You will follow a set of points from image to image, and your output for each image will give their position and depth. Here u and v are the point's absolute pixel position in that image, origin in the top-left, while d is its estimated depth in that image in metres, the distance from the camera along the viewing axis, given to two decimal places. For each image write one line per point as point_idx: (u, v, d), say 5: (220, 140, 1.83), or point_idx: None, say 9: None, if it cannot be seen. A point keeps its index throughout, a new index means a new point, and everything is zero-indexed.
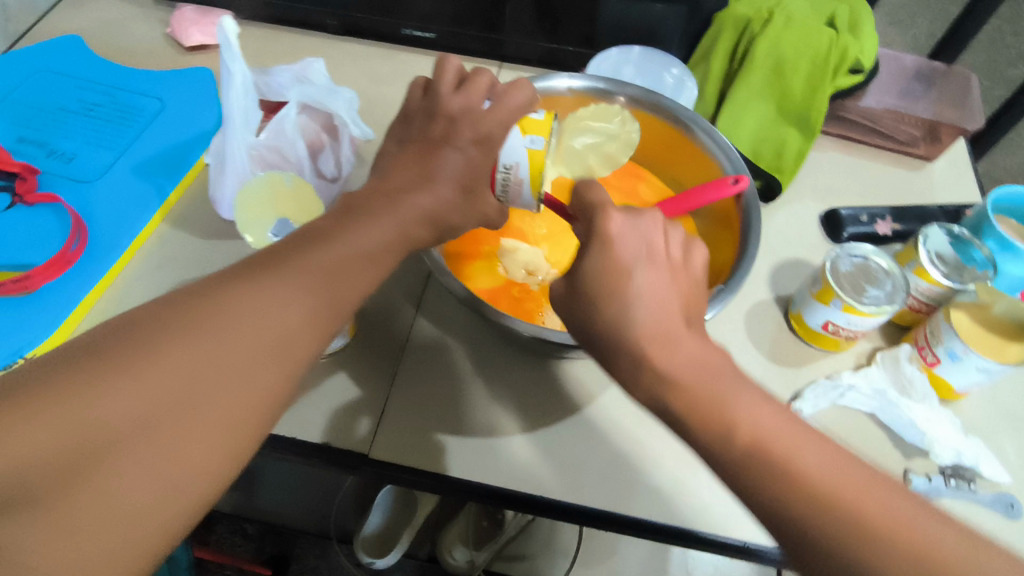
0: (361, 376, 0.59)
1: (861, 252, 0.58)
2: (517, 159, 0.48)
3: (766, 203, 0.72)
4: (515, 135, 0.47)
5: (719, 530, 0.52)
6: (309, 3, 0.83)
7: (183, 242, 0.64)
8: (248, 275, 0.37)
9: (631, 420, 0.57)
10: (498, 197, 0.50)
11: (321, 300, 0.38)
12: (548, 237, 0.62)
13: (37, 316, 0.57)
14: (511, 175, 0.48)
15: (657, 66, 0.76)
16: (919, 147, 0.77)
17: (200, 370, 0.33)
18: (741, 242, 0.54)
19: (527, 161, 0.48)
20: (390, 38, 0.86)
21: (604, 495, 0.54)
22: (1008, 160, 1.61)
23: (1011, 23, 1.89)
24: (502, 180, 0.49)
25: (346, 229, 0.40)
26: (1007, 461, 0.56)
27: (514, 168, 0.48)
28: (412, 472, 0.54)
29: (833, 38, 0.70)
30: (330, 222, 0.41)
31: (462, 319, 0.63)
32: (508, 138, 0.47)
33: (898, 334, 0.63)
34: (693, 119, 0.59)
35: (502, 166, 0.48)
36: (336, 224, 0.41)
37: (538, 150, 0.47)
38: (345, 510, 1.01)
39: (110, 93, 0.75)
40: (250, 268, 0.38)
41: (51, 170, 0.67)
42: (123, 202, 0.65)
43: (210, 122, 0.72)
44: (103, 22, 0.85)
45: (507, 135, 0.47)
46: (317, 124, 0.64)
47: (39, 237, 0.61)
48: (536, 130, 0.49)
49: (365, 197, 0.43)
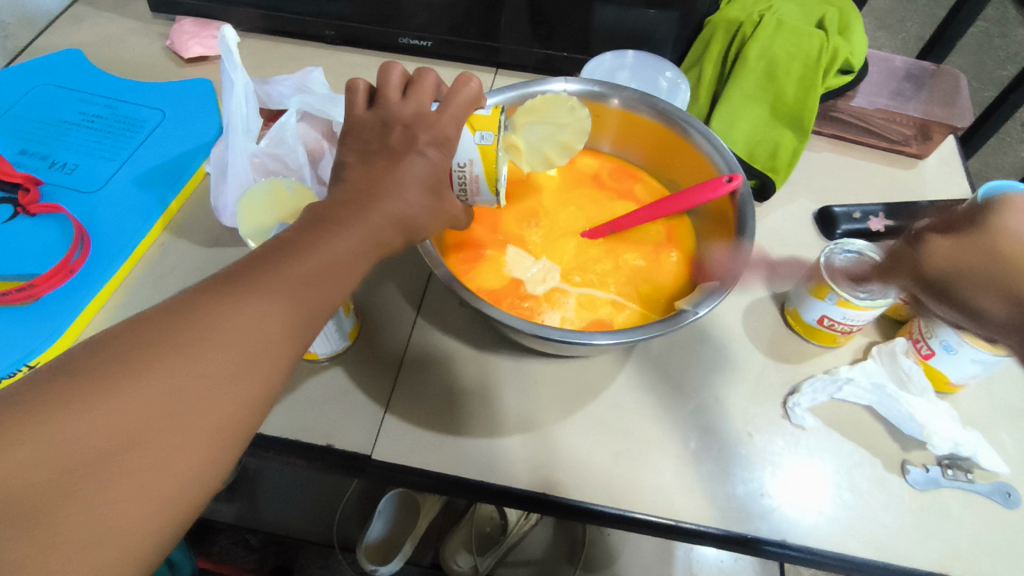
0: (362, 379, 0.59)
1: (855, 248, 0.59)
2: (470, 156, 0.51)
3: (760, 203, 0.73)
4: (465, 133, 0.50)
5: (722, 524, 0.53)
6: (307, 14, 0.84)
7: (185, 250, 0.65)
8: (240, 271, 0.35)
9: (631, 417, 0.58)
10: (458, 194, 0.53)
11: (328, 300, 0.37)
12: (544, 242, 0.63)
13: (42, 324, 0.57)
14: (467, 172, 0.52)
15: (651, 71, 0.77)
16: (911, 145, 0.78)
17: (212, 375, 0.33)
18: (736, 239, 0.54)
19: (479, 157, 0.51)
20: (387, 48, 0.87)
21: (607, 493, 0.54)
22: (1000, 161, 1.63)
23: (999, 26, 1.92)
24: (459, 179, 0.52)
25: (347, 220, 0.39)
26: (1006, 452, 0.57)
27: (469, 165, 0.51)
28: (416, 473, 0.54)
29: (823, 40, 0.72)
30: (323, 216, 0.40)
31: (462, 322, 0.64)
32: (460, 138, 0.50)
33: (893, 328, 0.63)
34: (686, 120, 0.60)
35: (457, 164, 0.51)
36: (333, 215, 0.39)
37: (488, 145, 0.51)
38: (349, 519, 1.02)
39: (111, 106, 0.76)
40: (242, 268, 0.36)
41: (53, 181, 0.67)
42: (125, 212, 0.66)
43: (209, 133, 0.73)
44: (104, 36, 0.86)
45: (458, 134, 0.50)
46: (317, 132, 0.65)
47: (42, 247, 0.62)
48: (486, 124, 0.51)
49: (360, 189, 0.41)
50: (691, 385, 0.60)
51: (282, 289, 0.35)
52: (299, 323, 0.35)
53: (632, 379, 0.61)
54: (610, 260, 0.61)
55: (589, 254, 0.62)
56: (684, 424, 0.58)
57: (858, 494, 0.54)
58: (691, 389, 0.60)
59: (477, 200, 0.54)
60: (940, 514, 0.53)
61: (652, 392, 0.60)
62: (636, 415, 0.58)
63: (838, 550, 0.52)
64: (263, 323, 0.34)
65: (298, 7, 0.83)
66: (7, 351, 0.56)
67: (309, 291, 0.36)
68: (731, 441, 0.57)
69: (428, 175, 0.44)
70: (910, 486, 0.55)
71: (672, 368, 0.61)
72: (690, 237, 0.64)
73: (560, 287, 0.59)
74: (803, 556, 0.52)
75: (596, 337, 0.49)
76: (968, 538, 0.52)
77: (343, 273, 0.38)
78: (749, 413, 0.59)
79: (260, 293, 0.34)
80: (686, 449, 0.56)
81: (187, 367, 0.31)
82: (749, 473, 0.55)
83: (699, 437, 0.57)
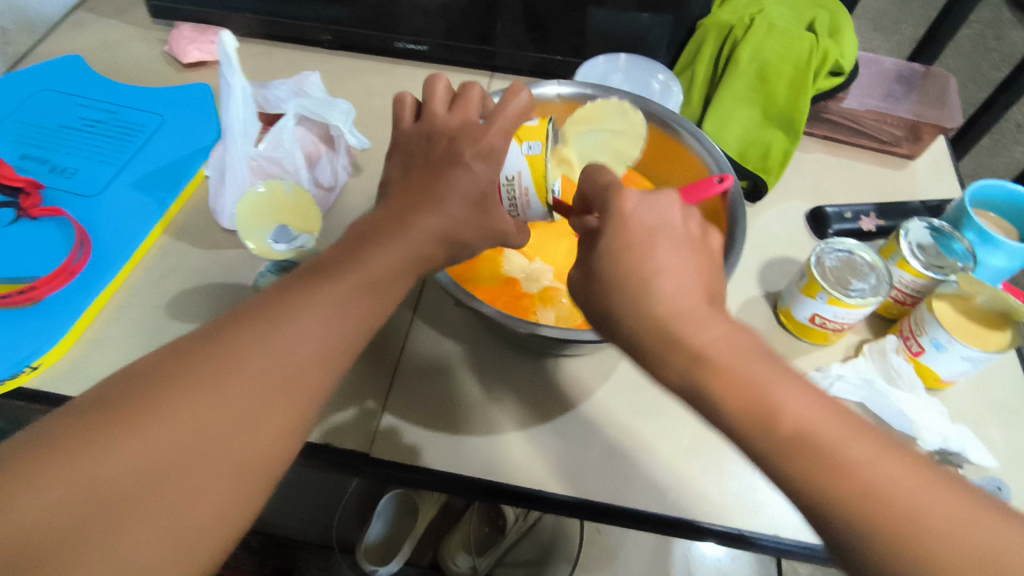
0: (360, 379, 0.60)
1: (846, 246, 0.60)
2: (518, 168, 0.52)
3: (753, 203, 0.74)
4: (515, 146, 0.51)
5: (716, 519, 0.53)
6: (305, 19, 0.85)
7: (185, 252, 0.66)
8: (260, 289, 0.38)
9: (626, 415, 0.59)
10: (508, 210, 0.54)
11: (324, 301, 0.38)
12: (538, 243, 0.63)
13: (44, 326, 0.58)
14: (515, 184, 0.52)
15: (644, 74, 0.78)
16: (901, 146, 0.79)
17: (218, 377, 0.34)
18: (728, 238, 0.55)
19: (528, 168, 0.52)
20: (384, 53, 0.88)
21: (603, 489, 0.54)
22: (994, 162, 1.64)
23: (992, 29, 1.93)
24: (510, 194, 0.53)
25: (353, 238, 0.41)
26: (996, 449, 0.57)
27: (516, 177, 0.52)
28: (414, 470, 0.55)
29: (813, 42, 0.73)
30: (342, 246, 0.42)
31: (458, 322, 0.65)
32: (510, 149, 0.51)
33: (885, 327, 0.64)
34: (678, 122, 0.61)
35: (505, 177, 0.52)
36: (347, 247, 0.41)
37: (536, 156, 0.52)
38: (347, 520, 1.02)
39: (112, 111, 0.77)
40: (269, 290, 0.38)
41: (54, 185, 0.68)
42: (126, 215, 0.67)
43: (209, 137, 0.74)
44: (104, 42, 0.87)
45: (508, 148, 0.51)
46: (315, 135, 0.66)
47: (44, 250, 0.63)
48: (533, 136, 0.53)
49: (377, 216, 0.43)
50: None
51: (292, 294, 0.37)
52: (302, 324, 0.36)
53: (626, 377, 0.61)
54: None
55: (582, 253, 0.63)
56: (678, 421, 0.59)
57: None
58: None
59: (527, 214, 0.55)
60: None
61: (646, 390, 0.61)
62: (630, 412, 0.59)
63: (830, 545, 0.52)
64: (271, 326, 0.36)
65: (296, 12, 0.84)
66: (10, 352, 0.56)
67: (315, 292, 0.38)
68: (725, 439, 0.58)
69: (437, 180, 0.45)
70: None
71: None
72: None
73: (554, 288, 0.60)
74: (796, 551, 0.52)
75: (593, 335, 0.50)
76: None
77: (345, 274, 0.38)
78: None
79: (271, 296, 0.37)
80: (680, 445, 0.57)
81: (209, 368, 0.34)
82: (742, 469, 0.56)
83: (693, 434, 0.58)
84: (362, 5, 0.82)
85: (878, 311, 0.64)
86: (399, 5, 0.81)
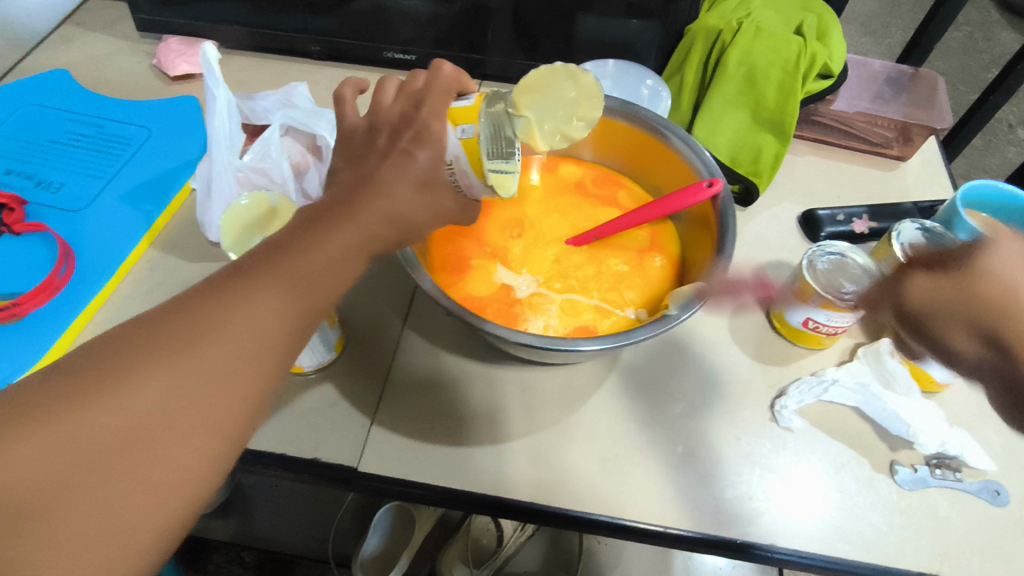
0: (350, 391, 0.59)
1: (838, 249, 0.60)
2: (455, 151, 0.45)
3: (743, 208, 0.73)
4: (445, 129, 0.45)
5: (711, 528, 0.53)
6: (293, 30, 0.85)
7: (171, 265, 0.65)
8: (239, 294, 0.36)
9: (618, 423, 0.58)
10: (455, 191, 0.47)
11: (320, 315, 0.37)
12: (524, 254, 0.62)
13: (26, 341, 0.57)
14: (454, 169, 0.45)
15: (633, 79, 0.77)
16: (892, 147, 0.79)
17: (201, 394, 0.33)
18: (718, 243, 0.54)
19: (464, 150, 0.45)
20: (372, 62, 0.88)
21: (598, 499, 0.54)
22: (987, 162, 1.65)
23: (983, 30, 1.94)
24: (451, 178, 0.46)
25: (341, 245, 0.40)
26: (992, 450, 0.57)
27: (454, 162, 0.45)
28: (405, 483, 0.54)
29: (801, 45, 0.72)
30: None
31: (449, 331, 0.64)
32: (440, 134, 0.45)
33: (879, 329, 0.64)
34: (666, 126, 0.61)
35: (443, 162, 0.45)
36: None
37: (470, 135, 0.45)
38: (344, 533, 1.01)
39: (98, 124, 0.76)
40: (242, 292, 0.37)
41: (38, 200, 0.68)
42: (112, 228, 0.66)
43: (196, 149, 0.74)
44: (92, 56, 0.87)
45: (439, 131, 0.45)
46: (302, 146, 0.66)
47: (28, 265, 0.62)
48: (467, 116, 0.46)
49: None
50: (679, 389, 0.60)
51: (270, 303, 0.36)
52: (287, 334, 0.36)
53: (620, 384, 0.61)
54: (592, 266, 0.61)
55: (570, 261, 0.62)
56: (673, 428, 0.58)
57: (851, 497, 0.54)
58: (677, 393, 0.60)
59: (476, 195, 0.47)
60: (928, 513, 0.53)
61: (639, 395, 0.60)
62: (624, 419, 0.58)
63: (826, 551, 0.52)
64: (249, 335, 0.35)
65: (284, 23, 0.84)
66: None
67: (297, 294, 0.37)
68: (719, 446, 0.57)
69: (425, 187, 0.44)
70: (898, 486, 0.55)
71: (657, 371, 0.62)
72: (675, 243, 0.64)
73: (543, 296, 0.59)
74: (792, 559, 0.52)
75: (587, 344, 0.49)
76: (956, 536, 0.52)
77: (332, 284, 0.38)
78: (738, 417, 0.59)
79: (254, 310, 0.36)
80: (674, 453, 0.56)
81: (193, 381, 0.33)
82: (738, 476, 0.55)
83: (688, 441, 0.57)
84: (351, 15, 0.82)
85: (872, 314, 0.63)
86: (388, 15, 0.81)
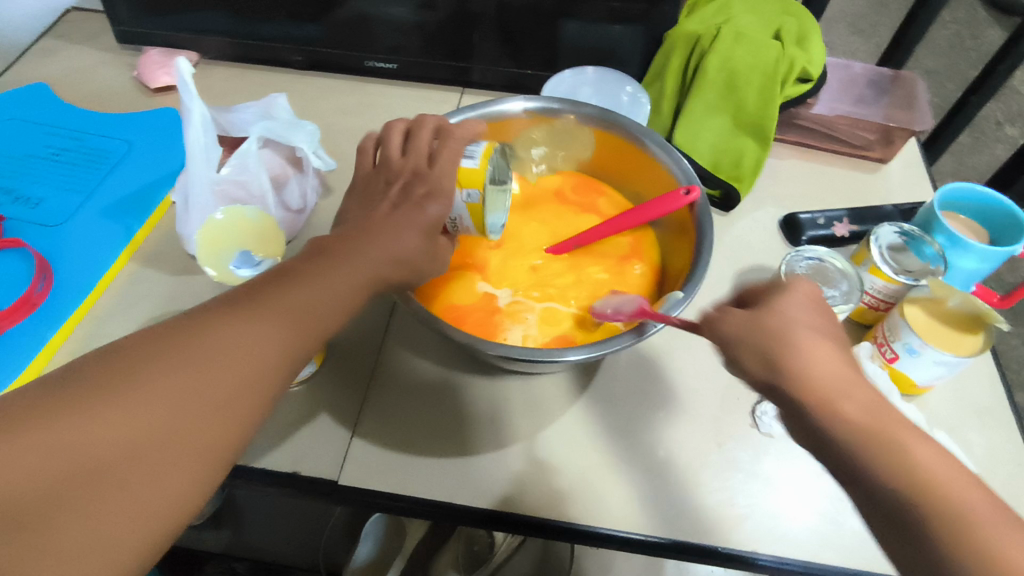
0: (331, 403, 0.59)
1: (816, 254, 0.60)
2: (459, 212, 0.51)
3: (725, 213, 0.74)
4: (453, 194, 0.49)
5: (694, 536, 0.52)
6: (276, 40, 0.85)
7: (152, 279, 0.64)
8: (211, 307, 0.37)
9: (600, 430, 0.58)
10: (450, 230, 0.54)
11: None
12: (501, 265, 0.62)
13: (4, 359, 0.57)
14: (458, 222, 0.52)
15: (612, 87, 0.77)
16: (874, 150, 0.79)
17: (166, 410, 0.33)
18: (695, 250, 0.54)
19: (468, 212, 0.51)
20: (355, 71, 0.88)
21: (579, 508, 0.54)
22: (976, 160, 1.65)
23: (970, 28, 1.95)
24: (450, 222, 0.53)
25: None
26: (975, 452, 0.57)
27: (459, 218, 0.52)
28: (386, 495, 0.54)
29: (779, 51, 0.72)
30: (302, 263, 0.41)
31: (431, 340, 0.64)
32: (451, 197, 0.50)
33: (861, 333, 0.63)
34: (644, 133, 0.61)
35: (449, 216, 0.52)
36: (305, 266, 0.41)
37: (475, 204, 0.50)
38: (335, 542, 1.00)
39: (78, 138, 0.76)
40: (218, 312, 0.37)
41: (17, 216, 0.67)
42: (91, 242, 0.66)
43: (177, 161, 0.74)
44: (73, 68, 0.86)
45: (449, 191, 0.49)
46: (282, 158, 0.66)
47: (6, 282, 0.62)
48: (472, 181, 0.49)
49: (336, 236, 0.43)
50: (661, 396, 0.60)
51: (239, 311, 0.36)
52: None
53: (602, 391, 0.61)
54: (571, 274, 0.61)
55: (547, 270, 0.62)
56: (654, 435, 0.58)
57: (834, 503, 0.54)
58: (660, 399, 0.60)
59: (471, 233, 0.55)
60: None
61: (622, 403, 0.60)
62: (606, 426, 0.58)
63: (809, 557, 0.51)
64: None
65: (266, 33, 0.84)
66: None
67: None
68: (701, 452, 0.57)
69: None
70: None
71: (639, 377, 0.62)
72: (655, 249, 0.64)
73: (523, 305, 0.59)
74: (777, 567, 0.52)
75: (564, 355, 0.48)
76: None
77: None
78: (719, 422, 0.59)
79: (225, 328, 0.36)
80: (656, 460, 0.56)
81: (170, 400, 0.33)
82: (720, 482, 0.55)
83: (669, 447, 0.57)
84: (334, 24, 0.82)
85: (853, 318, 0.63)
86: (371, 23, 0.81)
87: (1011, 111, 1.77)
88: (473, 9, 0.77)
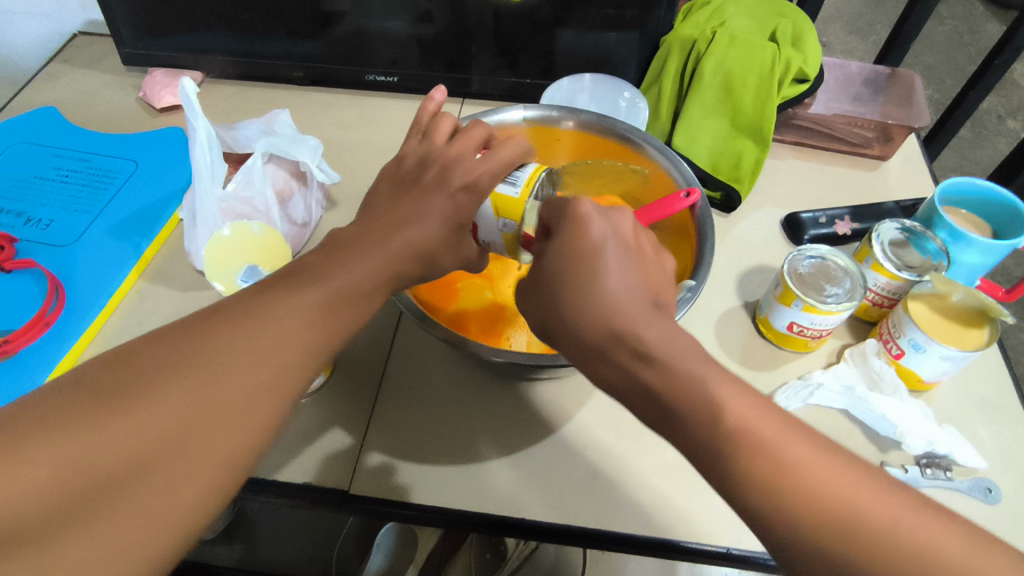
0: (339, 414, 0.60)
1: (818, 252, 0.60)
2: (790, 322, 0.59)
3: (727, 214, 0.74)
4: (797, 313, 0.57)
5: (706, 538, 0.52)
6: (276, 58, 0.86)
7: (161, 296, 0.65)
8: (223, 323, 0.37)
9: (610, 433, 0.58)
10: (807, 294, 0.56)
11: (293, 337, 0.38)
12: (501, 274, 0.63)
13: (16, 380, 0.58)
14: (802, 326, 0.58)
15: (610, 93, 0.80)
16: (873, 147, 0.80)
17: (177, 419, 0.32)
18: (697, 255, 0.54)
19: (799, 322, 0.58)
20: (356, 85, 0.89)
21: (590, 514, 0.53)
22: (978, 154, 1.65)
23: (968, 23, 1.95)
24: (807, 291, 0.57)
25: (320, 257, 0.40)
26: (984, 448, 0.56)
27: (795, 325, 0.58)
28: (399, 504, 0.54)
29: (775, 51, 0.73)
30: (320, 261, 0.42)
31: (437, 350, 0.64)
32: (787, 314, 0.58)
33: (969, 333, 0.55)
34: (642, 137, 0.61)
35: (796, 324, 0.58)
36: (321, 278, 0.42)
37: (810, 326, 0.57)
38: (346, 556, 0.99)
39: (86, 159, 0.77)
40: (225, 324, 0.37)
41: (28, 237, 0.69)
42: (101, 262, 0.67)
43: (183, 179, 0.75)
44: (81, 91, 0.88)
45: (791, 313, 0.58)
46: (285, 172, 0.67)
47: (18, 302, 0.63)
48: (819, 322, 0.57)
49: (346, 244, 0.44)
50: None
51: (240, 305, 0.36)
52: (274, 364, 0.37)
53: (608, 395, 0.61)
54: None
55: None
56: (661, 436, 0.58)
57: None
58: None
59: (800, 320, 0.58)
60: None
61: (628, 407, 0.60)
62: (613, 431, 0.59)
63: None
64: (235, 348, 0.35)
65: (267, 51, 0.85)
66: None
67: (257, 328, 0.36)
68: None
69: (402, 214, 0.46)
70: None
71: None
72: None
73: (523, 313, 0.60)
74: None
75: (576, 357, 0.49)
76: None
77: (325, 300, 0.40)
78: None
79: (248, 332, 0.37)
80: (663, 461, 0.56)
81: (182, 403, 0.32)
82: None
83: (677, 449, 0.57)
84: (333, 40, 0.83)
85: (967, 324, 0.55)
86: (369, 38, 0.82)
87: (1012, 104, 1.77)
88: (470, 19, 0.78)
